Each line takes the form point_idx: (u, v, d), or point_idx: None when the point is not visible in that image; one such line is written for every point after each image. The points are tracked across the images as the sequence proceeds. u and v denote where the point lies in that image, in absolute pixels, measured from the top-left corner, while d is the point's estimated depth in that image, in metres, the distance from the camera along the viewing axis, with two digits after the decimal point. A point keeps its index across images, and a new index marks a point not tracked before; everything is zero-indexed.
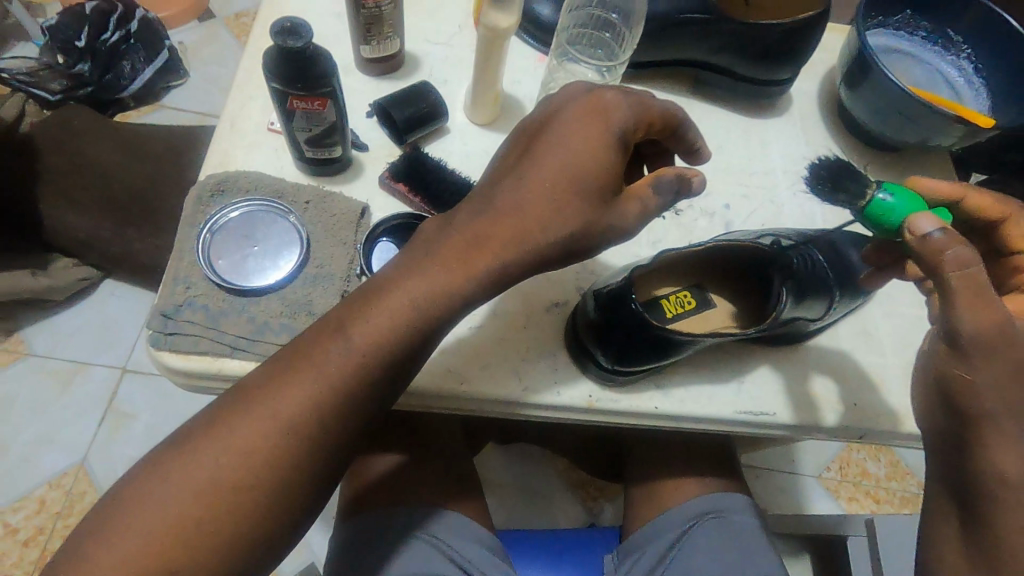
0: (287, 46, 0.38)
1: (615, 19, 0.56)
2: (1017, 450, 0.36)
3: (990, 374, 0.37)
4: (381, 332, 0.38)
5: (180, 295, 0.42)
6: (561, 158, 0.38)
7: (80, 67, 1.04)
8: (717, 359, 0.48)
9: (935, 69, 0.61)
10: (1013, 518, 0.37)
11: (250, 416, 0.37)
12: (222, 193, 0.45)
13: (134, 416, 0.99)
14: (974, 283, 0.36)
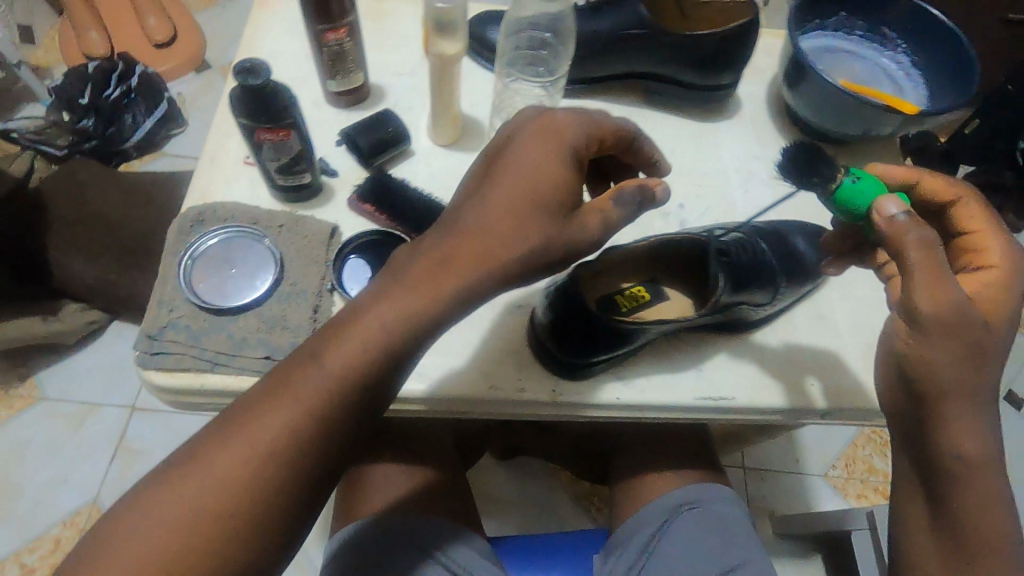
0: (247, 83, 0.41)
1: (549, 37, 0.57)
2: (972, 429, 0.38)
3: (946, 349, 0.38)
4: (358, 356, 0.37)
5: (164, 318, 0.45)
6: (524, 173, 0.39)
7: (84, 122, 1.10)
8: (676, 349, 0.51)
9: (874, 64, 0.64)
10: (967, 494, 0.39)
11: (226, 447, 0.36)
12: (201, 223, 0.49)
13: (144, 452, 1.02)
14: (930, 262, 0.37)
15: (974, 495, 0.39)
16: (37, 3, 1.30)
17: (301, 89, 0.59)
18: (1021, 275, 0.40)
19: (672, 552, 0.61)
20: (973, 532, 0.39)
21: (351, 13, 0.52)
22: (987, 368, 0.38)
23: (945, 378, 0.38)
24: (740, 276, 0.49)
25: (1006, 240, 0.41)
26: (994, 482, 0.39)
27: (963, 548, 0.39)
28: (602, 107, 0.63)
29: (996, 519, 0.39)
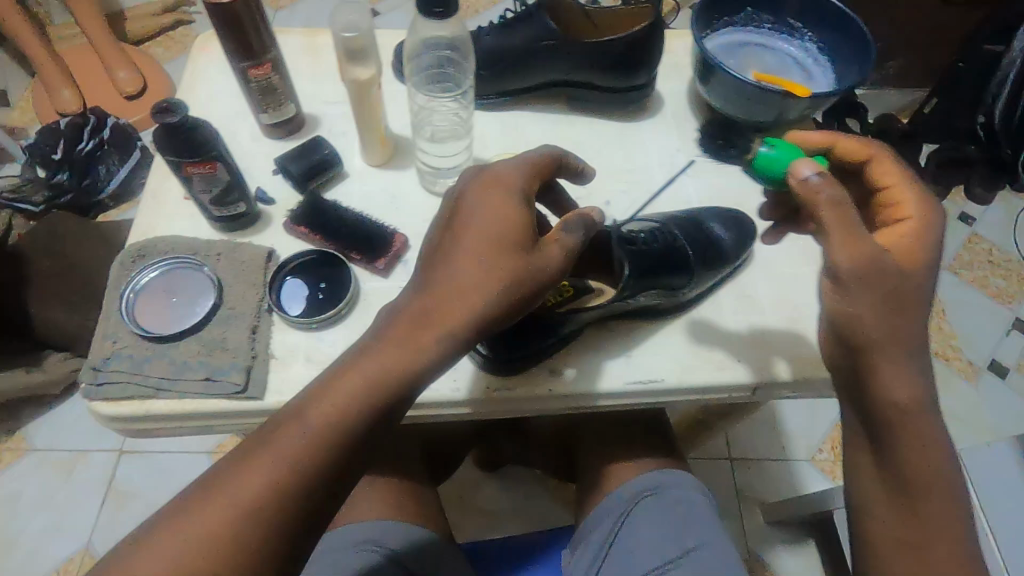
0: (164, 122, 0.45)
1: (450, 53, 0.54)
2: (903, 370, 0.38)
3: (869, 303, 0.38)
4: (353, 395, 0.38)
5: (108, 349, 0.47)
6: (485, 221, 0.43)
7: (60, 177, 1.13)
8: (605, 337, 0.53)
9: (784, 55, 0.67)
10: (905, 438, 0.39)
11: (220, 494, 0.35)
12: (143, 258, 0.52)
13: (135, 494, 1.03)
14: (846, 221, 0.38)
15: (914, 440, 0.39)
16: (11, 68, 1.34)
17: (239, 125, 0.62)
18: (933, 225, 0.41)
19: (631, 541, 0.63)
20: (914, 476, 0.39)
21: (273, 48, 0.55)
22: (914, 314, 0.38)
23: (872, 328, 0.38)
24: (651, 262, 0.52)
25: (919, 192, 0.42)
26: (931, 425, 0.39)
27: (905, 493, 0.39)
28: (528, 117, 0.66)
29: (932, 461, 0.39)
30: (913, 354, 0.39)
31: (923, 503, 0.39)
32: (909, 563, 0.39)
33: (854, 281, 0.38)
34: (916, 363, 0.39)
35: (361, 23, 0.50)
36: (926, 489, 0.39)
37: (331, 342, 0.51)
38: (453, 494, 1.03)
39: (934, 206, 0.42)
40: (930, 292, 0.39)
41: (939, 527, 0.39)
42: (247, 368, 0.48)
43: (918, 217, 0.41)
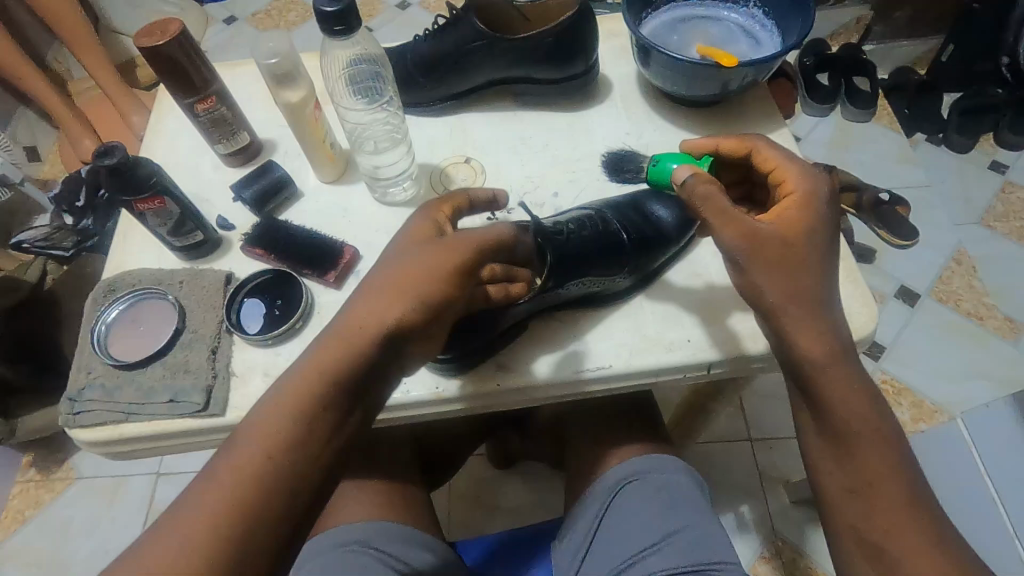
0: (104, 164, 0.49)
1: (374, 66, 0.57)
2: (814, 330, 0.43)
3: (765, 271, 0.43)
4: (289, 411, 0.39)
5: (84, 380, 0.51)
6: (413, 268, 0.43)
7: (84, 222, 1.09)
8: (552, 330, 0.54)
9: (731, 23, 0.65)
10: (838, 396, 0.42)
11: (170, 530, 0.36)
12: (112, 293, 0.55)
13: None
14: (718, 207, 0.44)
15: (832, 391, 0.43)
16: (37, 124, 1.42)
17: (199, 156, 0.65)
18: (814, 192, 0.46)
19: (612, 532, 0.61)
20: (843, 424, 0.42)
21: (215, 82, 0.58)
22: (808, 273, 0.44)
23: (771, 296, 0.43)
24: (583, 253, 0.52)
25: (795, 164, 0.48)
26: (851, 374, 0.43)
27: (842, 442, 0.43)
28: (475, 118, 0.67)
29: (856, 408, 0.42)
30: (817, 310, 0.43)
31: (860, 450, 0.42)
32: (856, 506, 0.42)
33: (753, 262, 0.44)
34: (822, 318, 0.43)
35: (282, 48, 0.53)
36: (852, 434, 0.42)
37: (288, 355, 0.53)
38: (468, 493, 1.05)
39: (815, 176, 0.47)
40: (823, 246, 0.45)
41: (875, 471, 0.42)
42: (208, 388, 0.51)
43: (804, 184, 0.47)
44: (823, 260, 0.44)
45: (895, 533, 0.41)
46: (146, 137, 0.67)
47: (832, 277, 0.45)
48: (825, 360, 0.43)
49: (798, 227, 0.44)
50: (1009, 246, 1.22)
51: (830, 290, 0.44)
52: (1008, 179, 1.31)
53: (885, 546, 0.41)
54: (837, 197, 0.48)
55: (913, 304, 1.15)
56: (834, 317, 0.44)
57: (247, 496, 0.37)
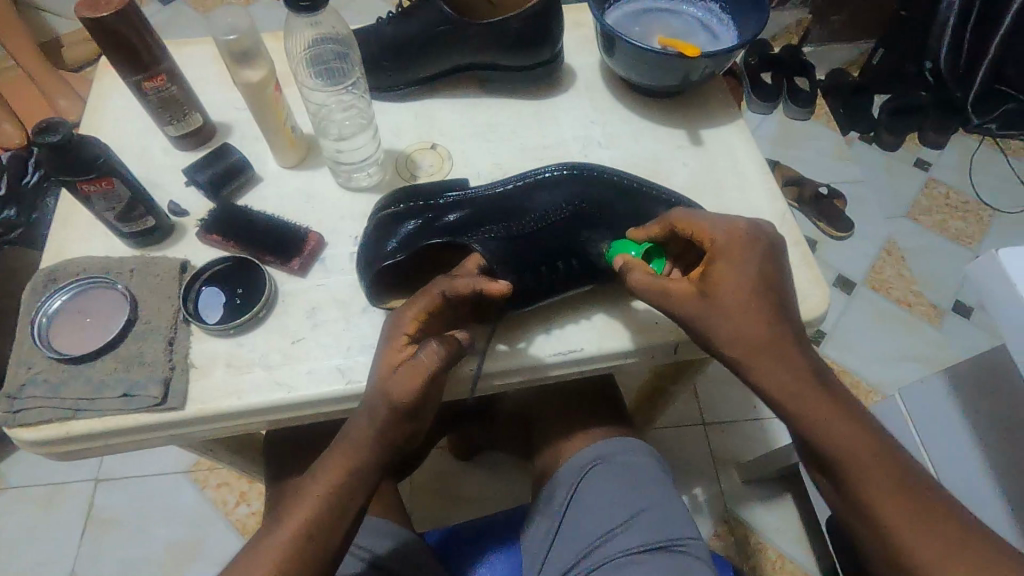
0: (46, 142, 0.45)
1: (342, 45, 0.56)
2: (777, 369, 0.44)
3: (721, 331, 0.44)
4: (342, 463, 0.46)
5: (24, 375, 0.47)
6: (397, 382, 0.44)
7: (8, 213, 1.04)
8: (527, 318, 0.54)
9: (689, 17, 0.67)
10: (814, 426, 0.44)
11: (259, 557, 0.43)
12: (54, 282, 0.52)
13: (116, 522, 1.01)
14: (652, 291, 0.46)
15: (809, 420, 0.44)
16: None
17: (148, 139, 0.61)
18: (733, 247, 0.44)
19: (582, 508, 0.61)
20: (828, 450, 0.43)
21: (165, 59, 0.55)
22: (762, 318, 0.44)
23: (718, 344, 0.45)
24: (548, 288, 0.52)
25: (709, 224, 0.46)
26: (830, 401, 0.44)
27: (830, 462, 0.44)
28: (440, 104, 0.66)
29: (845, 432, 0.43)
30: (775, 348, 0.44)
31: (851, 473, 0.43)
32: (867, 527, 0.43)
33: (702, 322, 0.45)
34: (783, 352, 0.44)
35: (241, 24, 0.50)
36: (840, 459, 0.43)
37: (251, 345, 0.51)
38: (432, 485, 1.04)
39: (729, 223, 0.46)
40: (755, 288, 0.44)
41: (871, 489, 0.42)
42: (166, 380, 0.48)
43: (723, 232, 0.45)
44: (763, 295, 0.44)
45: (905, 536, 0.41)
46: (87, 117, 0.63)
47: (788, 300, 0.46)
48: (790, 395, 0.44)
49: (721, 282, 0.44)
50: (933, 237, 1.31)
51: (787, 319, 0.45)
52: (932, 176, 1.40)
53: (908, 561, 0.41)
54: (764, 235, 0.46)
55: (850, 291, 1.22)
56: (795, 349, 0.44)
57: (311, 531, 0.44)
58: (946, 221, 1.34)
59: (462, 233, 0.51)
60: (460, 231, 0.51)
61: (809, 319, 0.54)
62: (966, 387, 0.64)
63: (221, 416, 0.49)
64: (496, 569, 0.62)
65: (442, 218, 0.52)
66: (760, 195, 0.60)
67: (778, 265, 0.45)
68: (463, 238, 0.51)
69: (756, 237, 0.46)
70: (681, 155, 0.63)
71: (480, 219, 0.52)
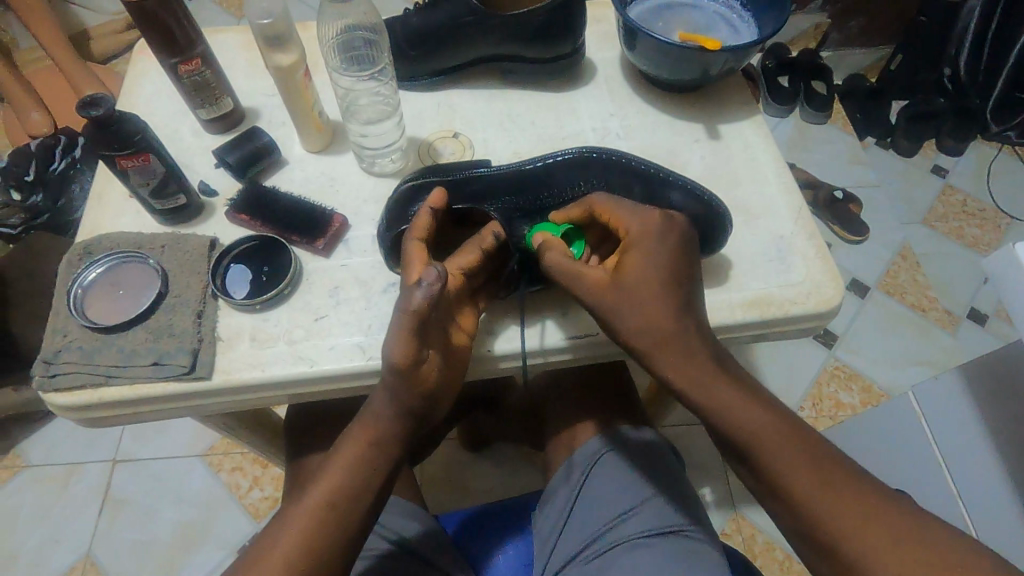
0: (89, 115, 0.48)
1: (370, 33, 0.59)
2: (677, 357, 0.46)
3: (630, 315, 0.46)
4: (365, 434, 0.47)
5: (59, 342, 0.49)
6: (390, 341, 0.45)
7: (33, 199, 1.09)
8: (542, 298, 0.55)
9: (709, 13, 0.68)
10: (724, 410, 0.45)
11: (289, 528, 0.44)
12: (88, 256, 0.54)
13: (132, 502, 1.02)
14: (564, 273, 0.48)
15: (716, 408, 0.45)
16: None
17: (180, 122, 0.63)
18: (645, 235, 0.48)
19: (592, 495, 0.61)
20: (742, 437, 0.45)
21: (200, 43, 0.57)
22: (661, 308, 0.46)
23: (630, 335, 0.47)
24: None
25: (628, 211, 0.49)
26: (743, 389, 0.46)
27: (743, 448, 0.45)
28: (462, 94, 0.68)
29: (751, 419, 0.45)
30: (678, 340, 0.46)
31: (769, 457, 0.44)
32: (785, 510, 0.44)
33: (610, 304, 0.47)
34: (686, 344, 0.46)
35: (276, 9, 0.52)
36: (754, 444, 0.44)
37: (276, 321, 0.53)
38: (441, 476, 1.05)
39: (643, 215, 0.49)
40: (663, 277, 0.47)
41: (789, 469, 0.43)
42: (194, 351, 0.50)
43: (637, 222, 0.48)
44: (668, 286, 0.47)
45: (824, 519, 0.42)
46: (121, 101, 0.65)
47: (694, 297, 0.48)
48: (698, 385, 0.45)
49: (631, 270, 0.47)
50: (948, 243, 1.31)
51: (693, 311, 0.47)
52: (949, 182, 1.40)
53: (836, 544, 0.42)
54: (675, 226, 0.49)
55: (863, 295, 1.22)
56: (701, 342, 0.46)
57: (338, 501, 0.45)
58: (962, 228, 1.33)
59: (484, 200, 0.54)
60: (482, 199, 0.55)
61: (822, 310, 0.55)
62: (982, 385, 0.64)
63: (246, 388, 0.50)
64: (508, 555, 0.63)
65: (466, 186, 0.55)
66: (775, 189, 0.61)
67: (688, 260, 0.48)
68: (483, 206, 0.54)
69: (667, 229, 0.48)
70: (698, 148, 0.64)
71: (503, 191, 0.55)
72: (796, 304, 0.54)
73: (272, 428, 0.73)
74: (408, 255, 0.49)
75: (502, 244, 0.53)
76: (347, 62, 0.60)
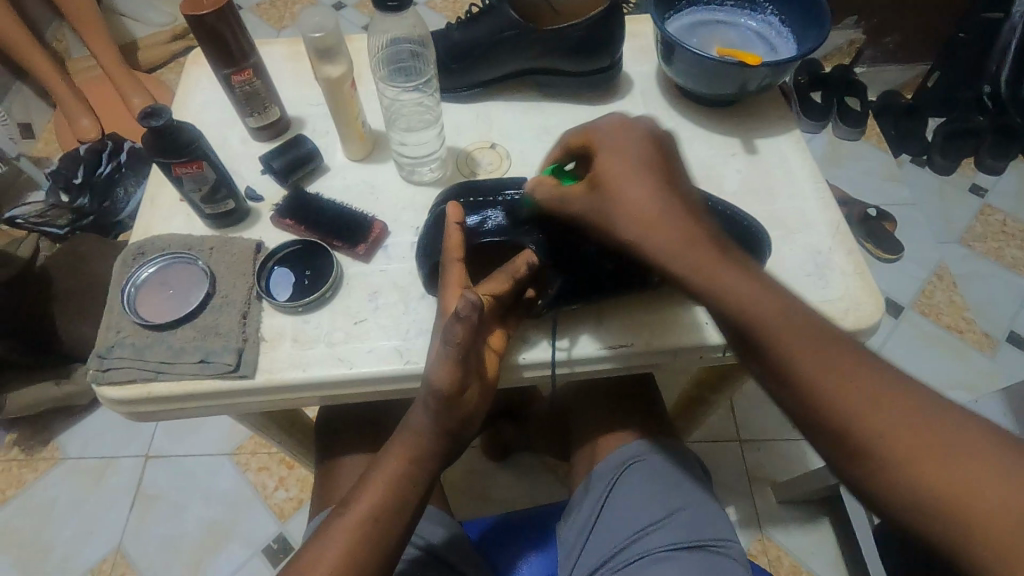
0: (150, 125, 0.50)
1: (416, 46, 0.60)
2: (667, 242, 0.43)
3: (621, 208, 0.45)
4: (406, 448, 0.48)
5: (113, 338, 0.51)
6: (435, 367, 0.45)
7: (80, 201, 1.13)
8: (578, 313, 0.55)
9: (747, 29, 0.69)
10: (723, 306, 0.42)
11: (335, 537, 0.45)
12: (141, 257, 0.56)
13: (162, 497, 1.05)
14: (555, 198, 0.49)
15: (714, 295, 0.42)
16: (33, 102, 1.39)
17: (229, 130, 0.66)
18: (621, 134, 0.48)
19: (621, 506, 0.61)
20: (744, 329, 0.41)
21: (253, 55, 0.59)
22: (648, 196, 0.45)
23: (622, 230, 0.45)
24: (599, 284, 0.53)
25: (601, 121, 0.50)
26: (737, 270, 0.42)
27: (749, 341, 0.41)
28: (500, 106, 0.69)
29: (752, 302, 0.41)
30: (673, 226, 0.44)
31: (780, 344, 0.40)
32: (798, 405, 0.39)
33: (604, 206, 0.46)
34: (679, 226, 0.44)
35: (328, 24, 0.55)
36: (756, 334, 0.41)
37: (317, 322, 0.54)
38: (464, 483, 1.05)
39: (610, 118, 0.50)
40: (645, 166, 0.46)
41: (800, 359, 0.39)
42: (239, 349, 0.51)
43: (608, 129, 0.49)
44: (650, 172, 0.46)
45: (838, 405, 0.37)
46: (173, 110, 0.68)
47: (678, 182, 0.47)
48: (691, 266, 0.43)
49: (608, 166, 0.47)
50: (988, 264, 1.27)
51: (680, 195, 0.46)
52: (988, 202, 1.36)
53: (859, 437, 0.37)
54: (643, 125, 0.49)
55: (897, 315, 1.19)
56: (690, 222, 0.44)
57: (381, 513, 0.46)
58: (1002, 248, 1.30)
59: (517, 232, 0.52)
60: (516, 231, 0.52)
61: (860, 328, 0.54)
62: None
63: (285, 387, 0.52)
64: (535, 565, 0.63)
65: (495, 220, 0.53)
66: (813, 204, 0.61)
67: (668, 153, 0.48)
68: (519, 239, 0.52)
69: (635, 123, 0.49)
70: (735, 162, 0.64)
71: (537, 217, 0.52)
72: (835, 320, 0.54)
73: (305, 430, 0.74)
74: (449, 280, 0.50)
75: (536, 270, 0.52)
76: (393, 73, 0.62)
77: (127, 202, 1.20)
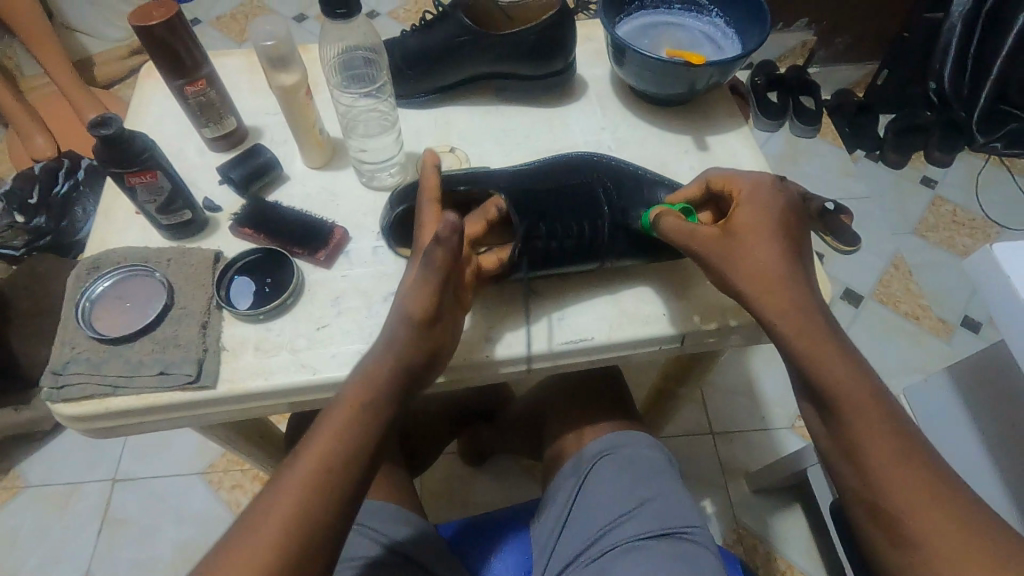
0: (99, 133, 0.50)
1: (368, 53, 0.61)
2: (778, 304, 0.46)
3: (741, 267, 0.48)
4: (364, 395, 0.45)
5: (67, 354, 0.50)
6: (411, 295, 0.47)
7: (37, 220, 1.10)
8: (538, 300, 0.57)
9: (694, 31, 0.71)
10: (825, 369, 0.43)
11: (281, 491, 0.41)
12: (96, 271, 0.55)
13: (131, 521, 1.02)
14: (681, 231, 0.50)
15: (807, 359, 0.44)
16: None
17: (186, 142, 0.65)
18: (759, 191, 0.51)
19: (591, 500, 0.62)
20: (827, 391, 0.43)
21: (206, 66, 0.59)
22: (768, 258, 0.47)
23: (740, 284, 0.48)
24: (566, 249, 0.55)
25: (746, 176, 0.52)
26: (834, 343, 0.44)
27: (825, 401, 0.43)
28: (458, 111, 0.70)
29: (846, 373, 0.43)
30: (786, 290, 0.46)
31: (862, 424, 0.42)
32: (850, 469, 0.42)
33: (722, 258, 0.49)
34: (792, 294, 0.46)
35: (278, 32, 0.55)
36: (840, 402, 0.42)
37: (279, 330, 0.54)
38: (442, 488, 1.05)
39: (761, 178, 0.52)
40: (778, 227, 0.49)
41: (869, 433, 0.41)
42: (198, 360, 0.51)
43: (751, 184, 0.51)
44: (781, 238, 0.48)
45: (887, 481, 0.40)
46: (127, 123, 0.67)
47: (801, 249, 0.49)
48: (797, 334, 0.45)
49: (743, 221, 0.49)
50: (940, 253, 1.33)
51: (799, 266, 0.48)
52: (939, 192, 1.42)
53: (898, 512, 0.39)
54: (791, 192, 0.51)
55: (857, 304, 1.23)
56: (804, 293, 0.47)
57: (336, 464, 0.42)
58: (952, 237, 1.35)
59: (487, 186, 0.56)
60: (485, 185, 0.57)
61: None
62: (975, 388, 0.65)
63: (248, 396, 0.51)
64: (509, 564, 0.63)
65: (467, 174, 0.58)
66: None
67: (801, 222, 0.50)
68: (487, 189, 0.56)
69: (778, 188, 0.51)
70: (688, 160, 0.66)
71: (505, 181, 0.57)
72: None
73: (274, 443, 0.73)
74: (423, 220, 0.52)
75: (505, 218, 0.55)
76: (348, 81, 0.63)
77: (86, 222, 1.16)
